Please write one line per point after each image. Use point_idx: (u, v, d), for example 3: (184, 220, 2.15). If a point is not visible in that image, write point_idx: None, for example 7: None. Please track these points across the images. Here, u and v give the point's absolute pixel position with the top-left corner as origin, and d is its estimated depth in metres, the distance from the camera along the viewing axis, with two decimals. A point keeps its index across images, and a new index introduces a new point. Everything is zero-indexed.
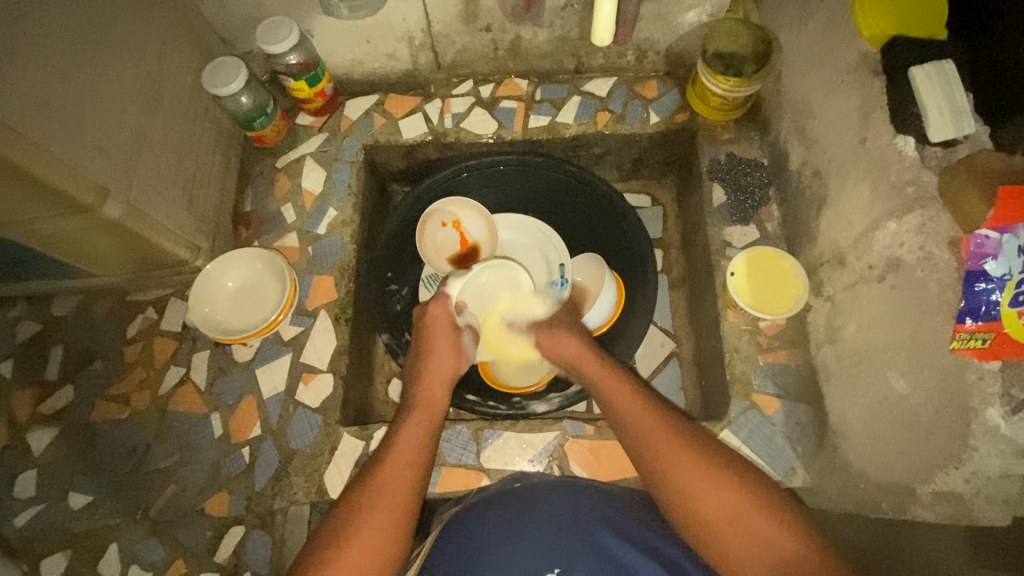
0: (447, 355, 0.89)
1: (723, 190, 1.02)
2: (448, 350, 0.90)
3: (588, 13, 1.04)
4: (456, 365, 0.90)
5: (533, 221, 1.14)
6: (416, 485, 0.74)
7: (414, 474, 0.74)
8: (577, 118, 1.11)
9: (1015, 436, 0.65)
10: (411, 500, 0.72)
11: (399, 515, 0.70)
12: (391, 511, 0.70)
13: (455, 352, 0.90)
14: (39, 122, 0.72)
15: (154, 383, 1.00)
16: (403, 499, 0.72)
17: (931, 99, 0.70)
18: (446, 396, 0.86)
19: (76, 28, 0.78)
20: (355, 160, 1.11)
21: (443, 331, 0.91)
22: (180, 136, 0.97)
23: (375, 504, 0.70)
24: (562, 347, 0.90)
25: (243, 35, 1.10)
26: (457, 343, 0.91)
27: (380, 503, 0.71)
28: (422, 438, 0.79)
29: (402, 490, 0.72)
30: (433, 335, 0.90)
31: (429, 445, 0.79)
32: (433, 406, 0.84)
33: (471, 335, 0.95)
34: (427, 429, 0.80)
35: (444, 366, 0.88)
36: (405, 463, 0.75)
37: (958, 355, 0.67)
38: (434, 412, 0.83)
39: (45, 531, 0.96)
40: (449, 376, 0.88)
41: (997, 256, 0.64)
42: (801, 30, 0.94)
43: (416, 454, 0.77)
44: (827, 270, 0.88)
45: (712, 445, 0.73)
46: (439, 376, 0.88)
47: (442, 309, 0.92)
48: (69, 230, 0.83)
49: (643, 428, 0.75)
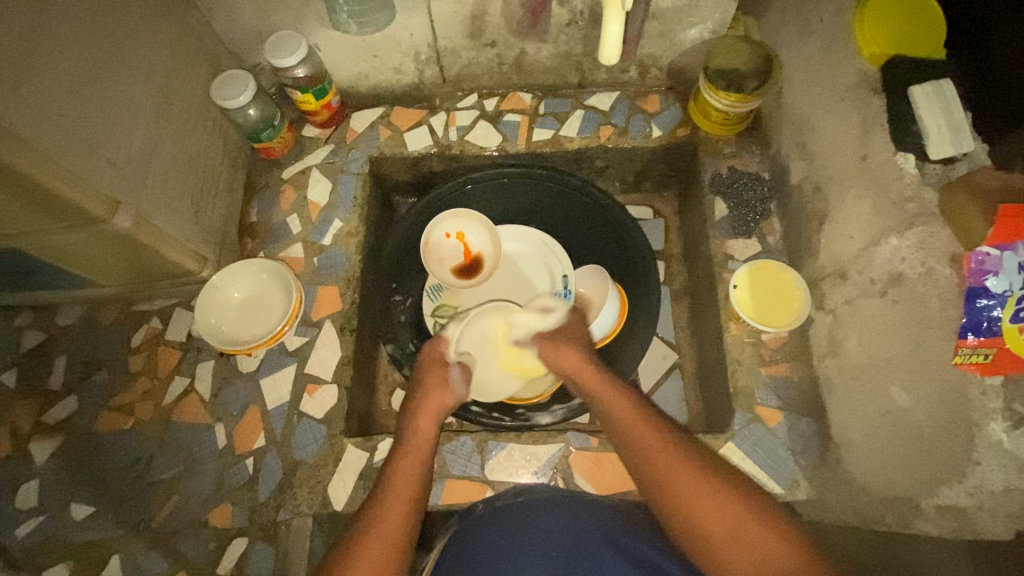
0: (436, 389, 0.88)
1: (725, 204, 1.03)
2: (437, 385, 0.89)
3: (592, 31, 1.05)
4: (447, 398, 0.88)
5: (537, 233, 1.16)
6: (410, 512, 0.73)
7: (406, 502, 0.74)
8: (580, 132, 1.12)
9: (1016, 449, 0.67)
10: (406, 524, 0.72)
11: (392, 541, 0.70)
12: (386, 534, 0.70)
13: (442, 387, 0.89)
14: (52, 135, 0.72)
15: (159, 393, 1.01)
16: (396, 524, 0.71)
17: (931, 117, 0.73)
18: (435, 427, 0.84)
19: (90, 43, 0.79)
20: (361, 172, 1.12)
21: (434, 369, 0.91)
22: (188, 148, 0.98)
23: (372, 531, 0.70)
24: (567, 360, 0.90)
25: (252, 49, 1.11)
26: (445, 376, 0.90)
27: (375, 531, 0.70)
28: (416, 471, 0.77)
29: (393, 518, 0.72)
30: (424, 373, 0.91)
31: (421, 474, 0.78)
32: (422, 439, 0.82)
33: (461, 369, 0.93)
34: (420, 461, 0.79)
35: (432, 399, 0.87)
36: (398, 494, 0.74)
37: (961, 369, 0.69)
38: (421, 443, 0.81)
39: (46, 542, 0.95)
40: (439, 408, 0.86)
41: (997, 273, 0.66)
42: (801, 48, 0.96)
43: (409, 484, 0.76)
44: (829, 283, 0.89)
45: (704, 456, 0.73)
46: (430, 409, 0.86)
47: (435, 349, 0.94)
48: (80, 242, 0.84)
49: (642, 443, 0.75)
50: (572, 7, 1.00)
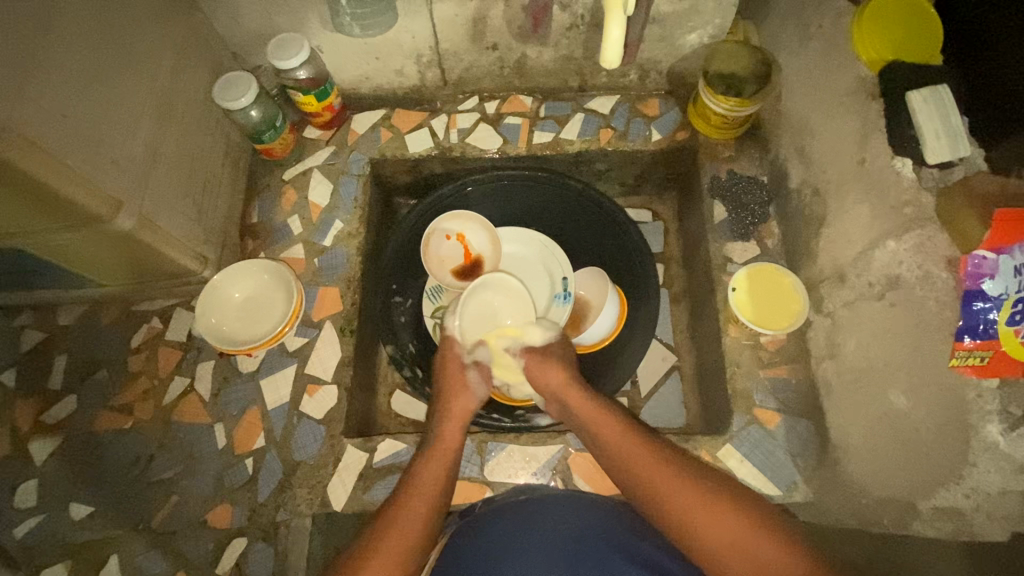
0: (459, 395, 0.91)
1: (723, 207, 1.04)
2: (460, 389, 0.93)
3: (593, 34, 1.06)
4: (470, 403, 0.91)
5: (536, 234, 1.15)
6: (431, 511, 0.75)
7: (431, 498, 0.77)
8: (581, 135, 1.13)
9: (1013, 452, 0.68)
10: (422, 528, 0.73)
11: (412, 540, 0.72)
12: (400, 539, 0.71)
13: (466, 391, 0.92)
14: (57, 135, 0.73)
15: (159, 393, 1.01)
16: (416, 525, 0.73)
17: (928, 124, 0.72)
18: (461, 428, 0.87)
19: (94, 43, 0.79)
20: (362, 174, 1.12)
21: (455, 372, 0.95)
22: (190, 149, 0.98)
23: (388, 531, 0.72)
24: (551, 378, 0.90)
25: (254, 50, 1.11)
26: (465, 382, 0.94)
27: (390, 535, 0.72)
28: (441, 471, 0.80)
29: (413, 517, 0.74)
30: (445, 379, 0.95)
31: (448, 470, 0.81)
32: (447, 443, 0.85)
33: (479, 371, 0.96)
34: (445, 463, 0.82)
35: (457, 403, 0.90)
36: (422, 488, 0.77)
37: (958, 372, 0.70)
38: (448, 443, 0.84)
39: (45, 541, 0.95)
40: (464, 413, 0.90)
41: (994, 276, 0.67)
42: (800, 53, 0.97)
43: (434, 483, 0.78)
44: (827, 287, 0.90)
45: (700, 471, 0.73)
46: (453, 414, 0.89)
47: (449, 352, 0.97)
48: (81, 242, 0.84)
49: (634, 464, 0.75)
50: (573, 11, 1.01)
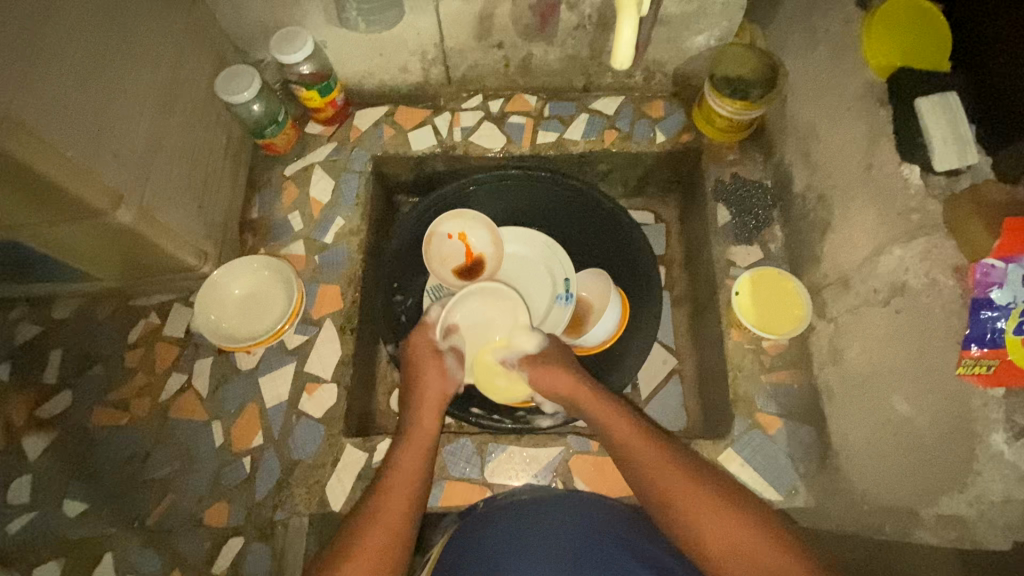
0: (434, 379, 0.88)
1: (728, 211, 1.03)
2: (435, 375, 0.88)
3: (599, 34, 1.06)
4: (445, 387, 0.88)
5: (539, 235, 1.14)
6: (409, 509, 0.74)
7: (406, 497, 0.74)
8: (585, 136, 1.12)
9: (1017, 460, 0.70)
10: (404, 524, 0.72)
11: (393, 536, 0.71)
12: (387, 533, 0.71)
13: (442, 374, 0.89)
14: (58, 127, 0.72)
15: (155, 389, 0.99)
16: (397, 523, 0.72)
17: (936, 130, 0.75)
18: (437, 419, 0.84)
19: (96, 35, 0.78)
20: (364, 170, 1.12)
21: (429, 358, 0.90)
22: (191, 142, 0.97)
23: (371, 526, 0.71)
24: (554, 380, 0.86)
25: (256, 43, 1.10)
26: (442, 366, 0.90)
27: (375, 529, 0.71)
28: (416, 462, 0.78)
29: (396, 514, 0.72)
30: (419, 363, 0.90)
31: (423, 467, 0.78)
32: (423, 434, 0.82)
33: (455, 355, 0.92)
34: (420, 455, 0.79)
35: (430, 391, 0.87)
36: (398, 488, 0.75)
37: (964, 379, 0.72)
38: (422, 436, 0.82)
39: (38, 539, 0.94)
40: (439, 398, 0.87)
41: (1001, 286, 0.69)
42: (807, 57, 0.97)
43: (413, 473, 0.77)
44: (831, 292, 0.89)
45: (706, 471, 0.73)
46: (430, 402, 0.86)
47: (422, 339, 0.92)
48: (79, 234, 0.83)
49: (642, 458, 0.75)
50: (581, 10, 1.01)
